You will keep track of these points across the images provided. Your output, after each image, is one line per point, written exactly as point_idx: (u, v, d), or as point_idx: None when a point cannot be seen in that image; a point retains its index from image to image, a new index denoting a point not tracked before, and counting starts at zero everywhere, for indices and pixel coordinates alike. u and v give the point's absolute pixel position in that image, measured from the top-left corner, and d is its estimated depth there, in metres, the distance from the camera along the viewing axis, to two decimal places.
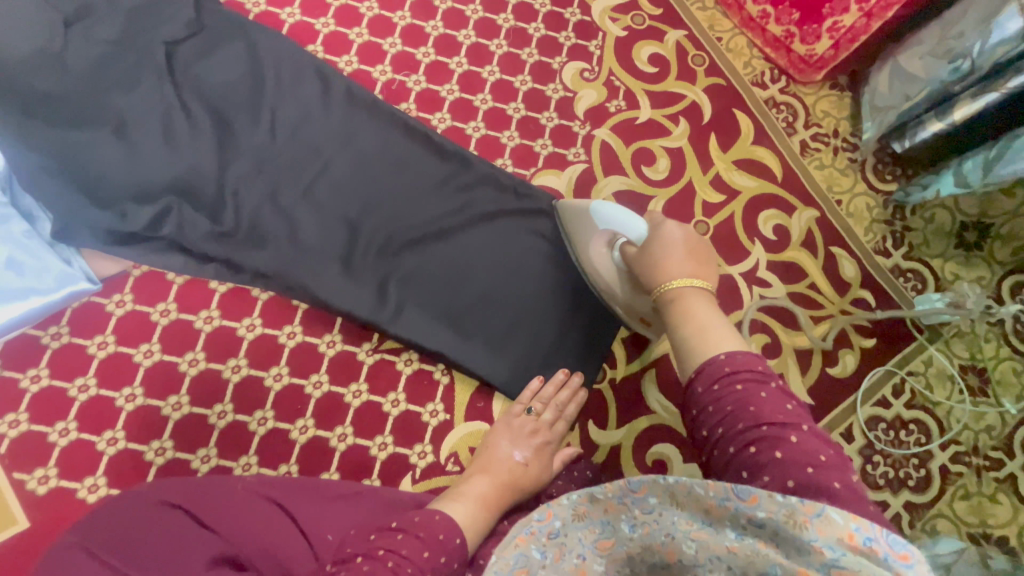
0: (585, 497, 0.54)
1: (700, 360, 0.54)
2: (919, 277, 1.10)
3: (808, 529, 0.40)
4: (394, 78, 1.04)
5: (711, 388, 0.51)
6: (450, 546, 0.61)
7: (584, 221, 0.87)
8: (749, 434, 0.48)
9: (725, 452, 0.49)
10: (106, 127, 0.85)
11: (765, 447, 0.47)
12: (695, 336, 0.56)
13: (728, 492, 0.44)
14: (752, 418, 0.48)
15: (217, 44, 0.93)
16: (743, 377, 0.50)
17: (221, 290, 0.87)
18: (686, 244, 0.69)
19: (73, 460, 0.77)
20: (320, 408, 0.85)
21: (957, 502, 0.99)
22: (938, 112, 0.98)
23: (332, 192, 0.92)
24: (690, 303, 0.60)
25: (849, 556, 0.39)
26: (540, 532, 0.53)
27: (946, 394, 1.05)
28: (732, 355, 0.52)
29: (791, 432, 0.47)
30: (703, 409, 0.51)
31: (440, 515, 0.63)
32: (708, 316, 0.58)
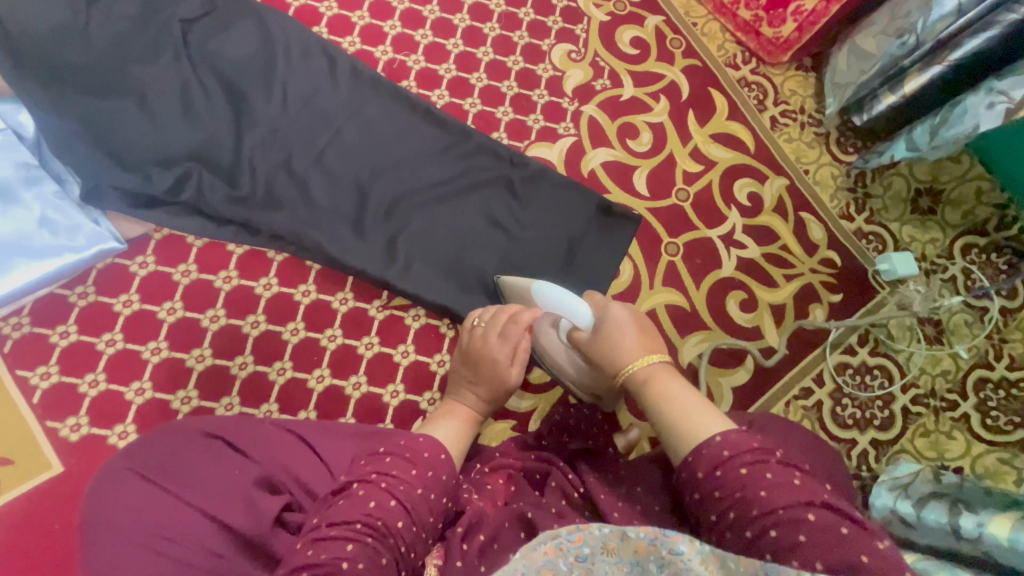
0: (617, 533, 0.55)
1: (697, 445, 0.62)
2: (879, 239, 1.21)
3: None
4: (395, 57, 1.11)
5: (713, 475, 0.59)
6: (437, 460, 0.67)
7: (526, 302, 0.92)
8: (764, 520, 0.54)
9: (743, 537, 0.55)
10: (128, 98, 0.90)
11: (785, 531, 0.53)
12: (684, 422, 0.65)
13: (760, 569, 0.49)
14: (765, 504, 0.55)
15: (229, 22, 0.99)
16: (744, 460, 0.58)
17: (239, 253, 0.93)
18: (635, 323, 0.80)
19: (103, 408, 0.82)
20: (335, 359, 0.91)
21: (918, 439, 1.09)
22: (891, 86, 1.09)
23: (341, 159, 0.99)
24: (667, 387, 0.70)
25: None
26: (568, 552, 0.54)
27: (906, 342, 1.15)
28: (726, 436, 0.61)
29: (807, 509, 0.53)
30: (710, 496, 0.59)
31: (424, 437, 0.68)
32: (687, 396, 0.68)
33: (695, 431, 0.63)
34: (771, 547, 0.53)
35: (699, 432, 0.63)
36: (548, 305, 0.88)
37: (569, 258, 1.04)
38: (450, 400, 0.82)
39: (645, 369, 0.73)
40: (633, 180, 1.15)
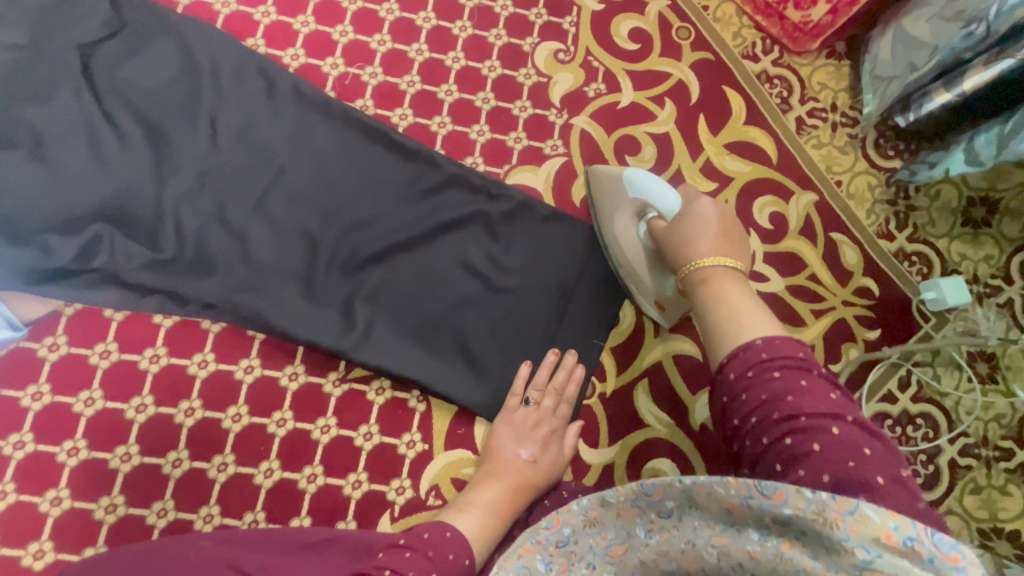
0: (597, 501, 0.49)
1: (733, 347, 0.55)
2: (924, 260, 1.04)
3: (839, 525, 0.40)
4: (347, 71, 0.93)
5: (744, 375, 0.53)
6: (459, 565, 0.62)
7: (612, 187, 0.83)
8: (784, 425, 0.49)
9: (759, 444, 0.50)
10: (22, 148, 0.75)
11: (801, 438, 0.48)
12: (727, 320, 0.57)
13: (752, 489, 0.43)
14: (788, 408, 0.49)
15: (141, 43, 0.82)
16: (780, 364, 0.52)
17: (167, 324, 0.79)
18: (720, 220, 0.68)
19: (14, 525, 0.70)
20: (285, 448, 0.78)
21: (967, 497, 0.95)
22: (946, 82, 0.90)
23: (286, 204, 0.83)
24: (721, 285, 0.61)
25: (885, 557, 0.38)
26: (547, 541, 0.48)
27: (954, 384, 0.99)
28: (770, 341, 0.53)
29: (832, 422, 0.48)
30: (736, 396, 0.53)
31: (452, 534, 0.64)
32: (738, 300, 0.58)
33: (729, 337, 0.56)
34: (782, 456, 0.48)
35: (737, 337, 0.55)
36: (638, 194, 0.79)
37: (562, 307, 0.88)
38: (487, 475, 0.76)
39: (705, 270, 0.63)
40: None
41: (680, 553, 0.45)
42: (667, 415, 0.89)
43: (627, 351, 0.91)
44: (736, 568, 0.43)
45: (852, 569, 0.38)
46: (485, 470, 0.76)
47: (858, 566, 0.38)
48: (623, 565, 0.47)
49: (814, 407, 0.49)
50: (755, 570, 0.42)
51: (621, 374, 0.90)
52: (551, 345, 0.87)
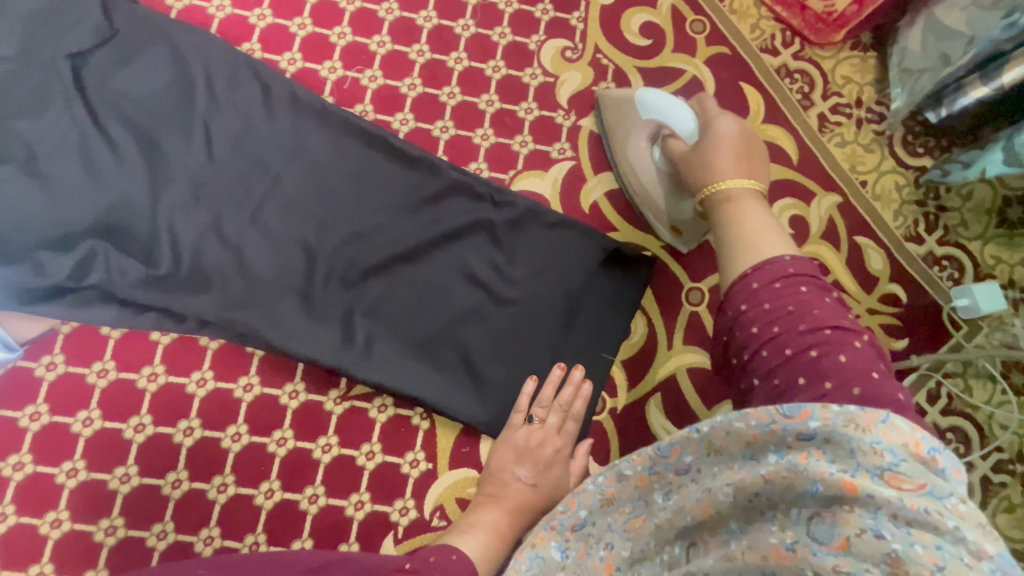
0: (613, 475, 0.53)
1: (755, 262, 0.55)
2: (955, 264, 0.98)
3: (869, 433, 0.42)
4: (345, 75, 0.90)
5: (771, 286, 0.53)
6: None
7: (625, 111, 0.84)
8: (811, 336, 0.50)
9: (780, 355, 0.50)
10: (14, 163, 0.73)
11: (828, 351, 0.49)
12: (748, 240, 0.57)
13: (774, 415, 0.45)
14: (816, 321, 0.50)
15: (134, 51, 0.79)
16: (807, 279, 0.53)
17: (165, 342, 0.77)
18: (740, 138, 0.66)
19: (15, 548, 0.70)
20: (286, 469, 0.76)
21: (1001, 515, 0.90)
22: (982, 75, 0.85)
23: (284, 215, 0.81)
24: (743, 205, 0.60)
25: (907, 462, 0.41)
26: (563, 527, 0.53)
27: (986, 396, 0.94)
28: (796, 258, 0.54)
29: (855, 336, 0.50)
30: (758, 307, 0.53)
31: (456, 555, 0.61)
32: (760, 220, 0.58)
33: (753, 255, 0.55)
34: (806, 369, 0.49)
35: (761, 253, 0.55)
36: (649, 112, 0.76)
37: (570, 318, 0.84)
38: (487, 499, 0.72)
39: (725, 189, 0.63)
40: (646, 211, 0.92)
41: (696, 503, 0.47)
42: (681, 430, 0.85)
43: (639, 364, 0.87)
44: (752, 498, 0.44)
45: (875, 471, 0.41)
46: (485, 495, 0.72)
47: (882, 469, 0.40)
48: (640, 535, 0.50)
49: (839, 322, 0.51)
50: (770, 492, 0.43)
51: (633, 388, 0.86)
52: (559, 359, 0.83)
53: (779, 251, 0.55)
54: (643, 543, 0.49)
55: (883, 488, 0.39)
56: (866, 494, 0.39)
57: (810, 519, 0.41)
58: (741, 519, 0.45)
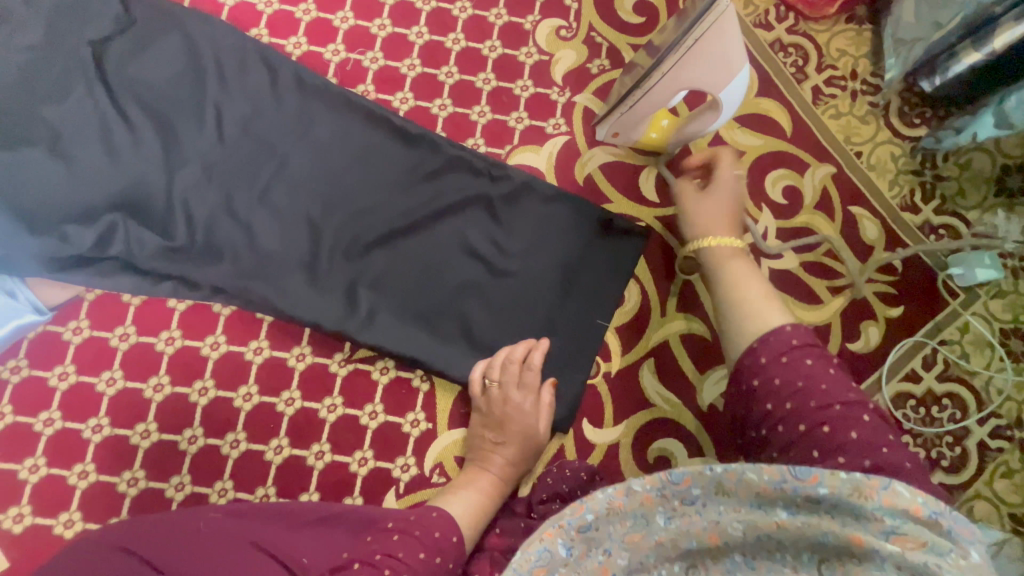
0: (621, 490, 0.53)
1: (760, 333, 0.64)
2: (952, 233, 0.98)
3: (873, 499, 0.48)
4: (348, 57, 0.94)
5: (779, 359, 0.61)
6: (446, 543, 0.64)
7: (718, 61, 0.72)
8: (822, 414, 0.57)
9: (796, 431, 0.58)
10: (40, 145, 0.79)
11: (838, 427, 0.56)
12: (748, 311, 0.66)
13: (787, 475, 0.50)
14: (823, 398, 0.58)
15: (150, 39, 0.85)
16: (812, 352, 0.61)
17: (181, 308, 0.82)
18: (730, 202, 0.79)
19: (46, 497, 0.75)
20: (293, 427, 0.80)
21: (998, 481, 0.90)
22: (975, 40, 0.86)
23: (290, 192, 0.85)
24: (744, 273, 0.71)
25: (909, 524, 0.47)
26: (569, 527, 0.51)
27: (984, 363, 0.94)
28: (796, 328, 0.63)
29: (861, 410, 0.57)
30: (771, 382, 0.60)
31: (437, 512, 0.67)
32: (759, 289, 0.69)
33: (758, 325, 0.64)
34: (821, 444, 0.56)
35: (767, 321, 0.64)
36: (723, 94, 0.76)
37: (565, 287, 0.87)
38: (476, 465, 0.77)
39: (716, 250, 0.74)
40: (641, 184, 0.94)
41: (704, 530, 0.50)
42: (674, 394, 0.88)
43: (633, 331, 0.89)
44: (761, 539, 0.49)
45: (881, 534, 0.47)
46: (473, 462, 0.78)
47: (887, 532, 0.47)
48: (639, 548, 0.51)
49: (846, 397, 0.58)
50: (782, 538, 0.49)
51: (627, 354, 0.89)
52: (554, 325, 0.86)
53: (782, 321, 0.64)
54: (642, 556, 0.50)
55: (888, 546, 0.46)
56: (871, 549, 0.46)
57: (820, 565, 0.47)
58: (747, 554, 0.49)
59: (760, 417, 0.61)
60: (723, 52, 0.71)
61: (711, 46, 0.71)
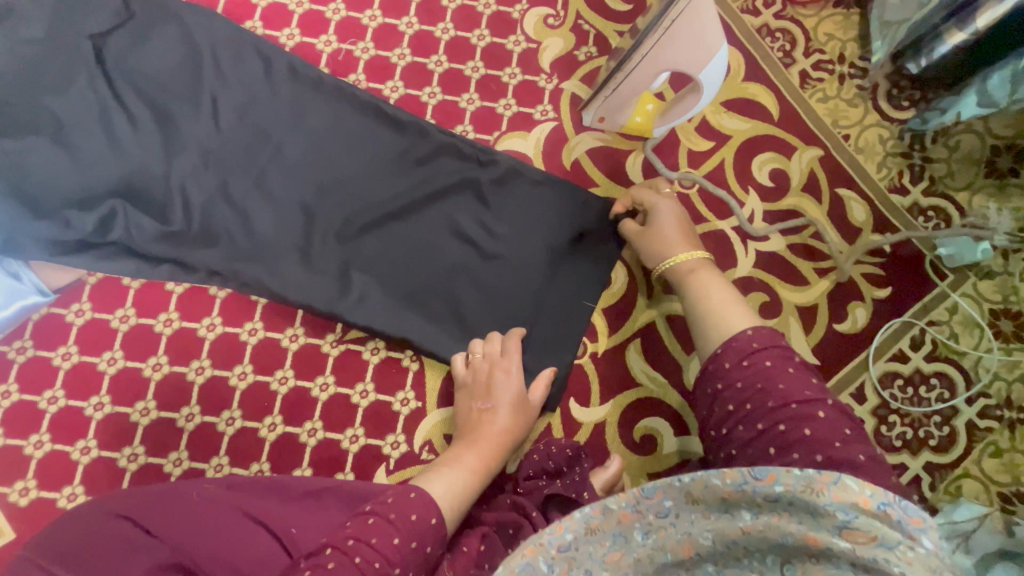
0: (599, 508, 0.53)
1: (726, 338, 0.67)
2: (941, 215, 0.98)
3: (825, 494, 0.50)
4: (340, 48, 0.97)
5: (740, 363, 0.64)
6: (424, 526, 0.60)
7: (693, 40, 0.75)
8: (778, 413, 0.59)
9: (754, 429, 0.60)
10: (44, 134, 0.82)
11: (794, 425, 0.58)
12: (715, 319, 0.70)
13: (747, 477, 0.52)
14: (779, 399, 0.60)
15: (148, 31, 0.88)
16: (770, 353, 0.64)
17: (178, 291, 0.85)
18: (681, 225, 0.82)
19: (51, 471, 0.79)
20: (287, 405, 0.83)
21: (987, 461, 0.90)
22: (958, 21, 0.86)
23: (283, 178, 0.87)
24: (711, 285, 0.75)
25: (861, 518, 0.49)
26: (550, 545, 0.51)
27: (973, 343, 0.94)
28: (757, 332, 0.66)
29: (818, 407, 0.59)
30: (734, 383, 0.63)
31: (415, 493, 0.62)
32: (722, 296, 0.72)
33: (723, 332, 0.68)
34: (777, 440, 0.58)
35: (728, 328, 0.68)
36: (703, 75, 0.78)
37: (551, 269, 0.88)
38: (464, 442, 0.75)
39: (678, 267, 0.78)
40: (627, 168, 0.96)
41: (677, 543, 0.50)
42: (660, 374, 0.89)
43: (619, 312, 0.91)
44: (730, 547, 0.50)
45: (834, 529, 0.49)
46: (461, 439, 0.75)
47: (840, 526, 0.49)
48: (617, 567, 0.50)
49: (800, 395, 0.60)
50: (748, 543, 0.49)
51: (613, 335, 0.90)
52: (541, 307, 0.87)
53: (744, 326, 0.67)
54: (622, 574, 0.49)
55: (841, 541, 0.47)
56: (827, 547, 0.47)
57: (783, 566, 0.48)
58: (718, 564, 0.49)
59: (722, 417, 0.63)
60: (697, 31, 0.74)
61: (685, 26, 0.74)
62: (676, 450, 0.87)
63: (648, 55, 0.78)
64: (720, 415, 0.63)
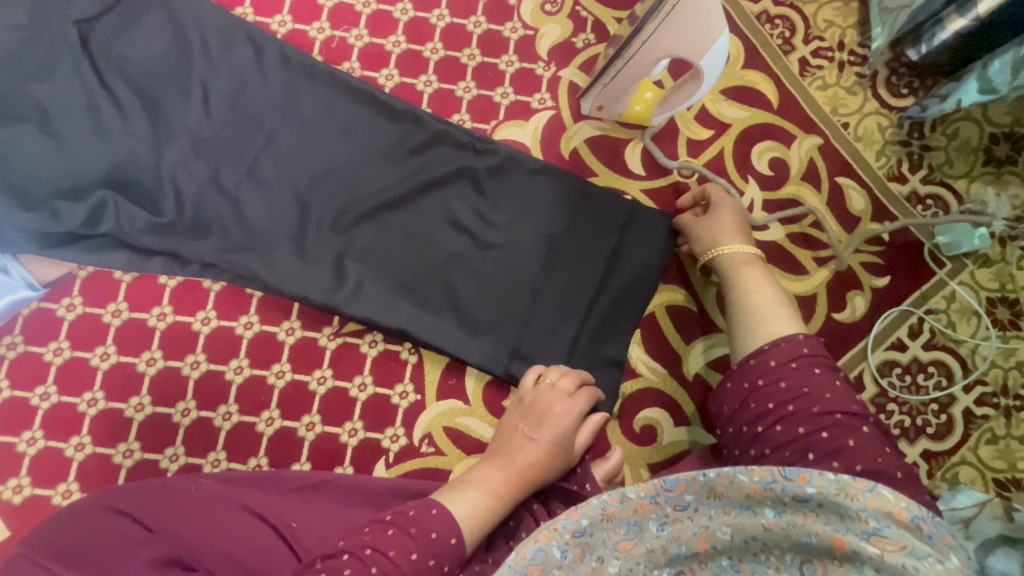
0: (616, 496, 0.52)
1: (774, 338, 0.67)
2: (940, 204, 0.98)
3: (859, 500, 0.50)
4: (333, 35, 0.95)
5: (789, 364, 0.64)
6: (443, 545, 0.59)
7: (694, 26, 0.74)
8: (823, 420, 0.60)
9: (793, 432, 0.61)
10: (29, 122, 0.80)
11: (838, 434, 0.59)
12: (763, 319, 0.70)
13: (776, 476, 0.52)
14: (825, 406, 0.61)
15: (135, 16, 0.85)
16: (820, 361, 0.65)
17: (172, 285, 0.85)
18: (737, 225, 0.82)
19: (44, 468, 0.78)
20: (284, 399, 0.82)
21: (983, 448, 0.90)
22: (958, 7, 0.87)
23: (277, 167, 0.85)
24: (758, 287, 0.75)
25: (893, 527, 0.49)
26: (564, 530, 0.51)
27: (970, 332, 0.94)
28: (808, 338, 0.66)
29: (862, 422, 0.61)
30: (778, 382, 0.64)
31: (437, 510, 0.60)
32: (769, 298, 0.73)
33: (772, 332, 0.68)
34: (817, 446, 0.59)
35: (777, 329, 0.68)
36: (703, 62, 0.77)
37: (549, 260, 0.87)
38: (490, 461, 0.70)
39: (731, 258, 0.79)
40: (626, 157, 0.95)
41: (693, 535, 0.51)
42: (660, 364, 0.89)
43: None
44: (748, 542, 0.50)
45: (863, 534, 0.49)
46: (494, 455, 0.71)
47: (869, 532, 0.49)
48: (630, 556, 0.50)
49: (847, 408, 0.61)
50: (768, 540, 0.50)
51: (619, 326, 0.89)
52: (540, 297, 0.86)
53: (796, 331, 0.67)
54: (633, 563, 0.50)
55: (869, 546, 0.48)
56: (853, 550, 0.48)
57: (803, 565, 0.49)
58: (733, 556, 0.50)
59: (759, 414, 0.63)
60: (697, 19, 0.73)
61: (686, 12, 0.73)
62: (686, 438, 0.87)
63: (647, 41, 0.78)
64: (758, 412, 0.64)
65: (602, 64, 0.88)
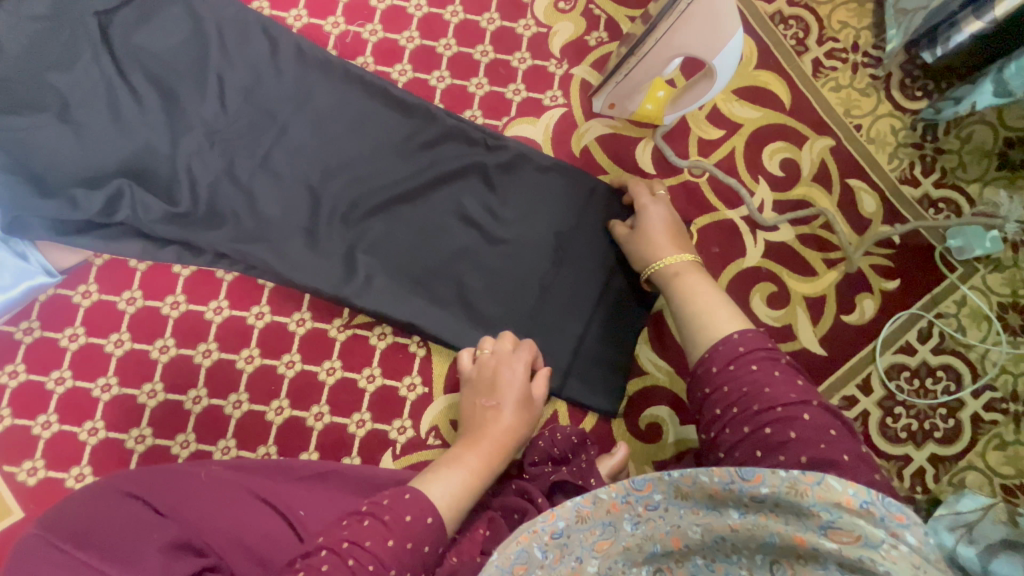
0: (589, 499, 0.54)
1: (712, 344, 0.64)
2: (952, 207, 0.97)
3: (808, 495, 0.48)
4: (348, 29, 0.96)
5: (726, 368, 0.61)
6: (421, 526, 0.58)
7: (710, 25, 0.74)
8: (764, 416, 0.56)
9: (740, 432, 0.57)
10: (49, 112, 0.81)
11: (780, 429, 0.55)
12: (702, 322, 0.67)
13: (733, 476, 0.51)
14: (766, 401, 0.57)
15: (154, 8, 0.87)
16: (756, 356, 0.61)
17: (185, 274, 0.86)
18: (669, 229, 0.80)
19: (59, 451, 0.79)
20: (293, 389, 0.83)
21: (991, 453, 0.90)
22: (975, 10, 0.86)
23: (290, 159, 0.86)
24: (694, 290, 0.71)
25: (845, 517, 0.47)
26: (543, 531, 0.52)
27: (980, 336, 0.94)
28: (744, 335, 0.63)
29: (803, 409, 0.57)
30: (717, 388, 0.61)
31: (409, 494, 0.59)
32: (706, 301, 0.69)
33: (711, 333, 0.65)
34: (763, 442, 0.55)
35: (717, 330, 0.65)
36: (717, 60, 0.77)
37: (558, 257, 0.87)
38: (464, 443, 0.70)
39: (664, 269, 0.76)
40: (637, 154, 0.95)
41: (666, 534, 0.51)
42: (666, 362, 0.89)
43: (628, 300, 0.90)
44: (719, 541, 0.49)
45: (820, 529, 0.47)
46: (464, 437, 0.71)
47: (825, 526, 0.47)
48: (608, 555, 0.50)
49: None
50: (736, 541, 0.49)
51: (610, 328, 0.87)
52: (547, 293, 0.86)
53: (731, 329, 0.64)
54: (611, 562, 0.50)
55: (827, 542, 0.46)
56: (814, 547, 0.46)
57: (772, 566, 0.47)
58: (707, 557, 0.49)
59: (709, 421, 0.60)
60: (712, 18, 0.73)
61: (703, 10, 0.73)
62: (673, 442, 0.86)
63: (662, 39, 0.77)
64: (708, 418, 0.61)
65: (614, 63, 0.88)
